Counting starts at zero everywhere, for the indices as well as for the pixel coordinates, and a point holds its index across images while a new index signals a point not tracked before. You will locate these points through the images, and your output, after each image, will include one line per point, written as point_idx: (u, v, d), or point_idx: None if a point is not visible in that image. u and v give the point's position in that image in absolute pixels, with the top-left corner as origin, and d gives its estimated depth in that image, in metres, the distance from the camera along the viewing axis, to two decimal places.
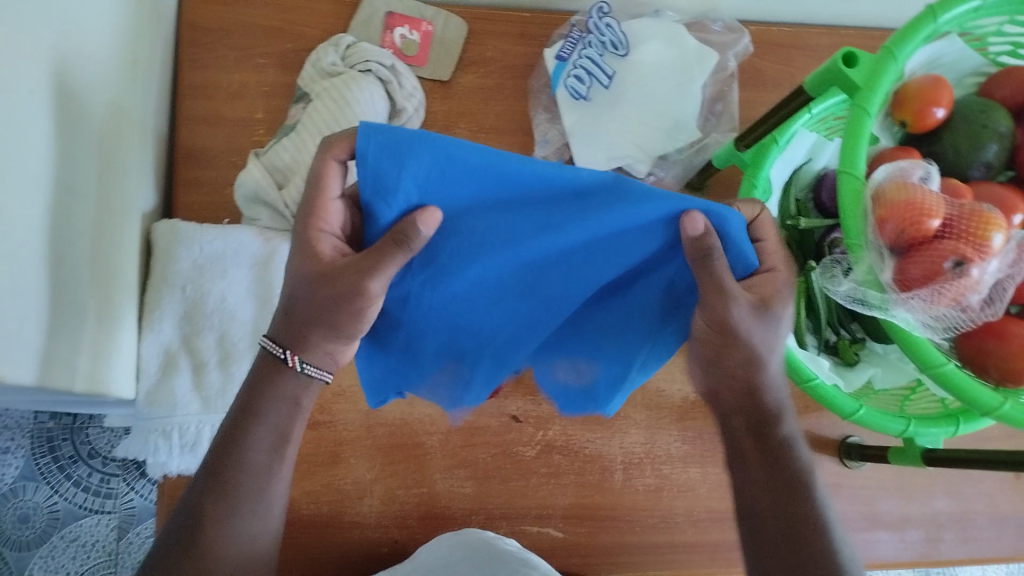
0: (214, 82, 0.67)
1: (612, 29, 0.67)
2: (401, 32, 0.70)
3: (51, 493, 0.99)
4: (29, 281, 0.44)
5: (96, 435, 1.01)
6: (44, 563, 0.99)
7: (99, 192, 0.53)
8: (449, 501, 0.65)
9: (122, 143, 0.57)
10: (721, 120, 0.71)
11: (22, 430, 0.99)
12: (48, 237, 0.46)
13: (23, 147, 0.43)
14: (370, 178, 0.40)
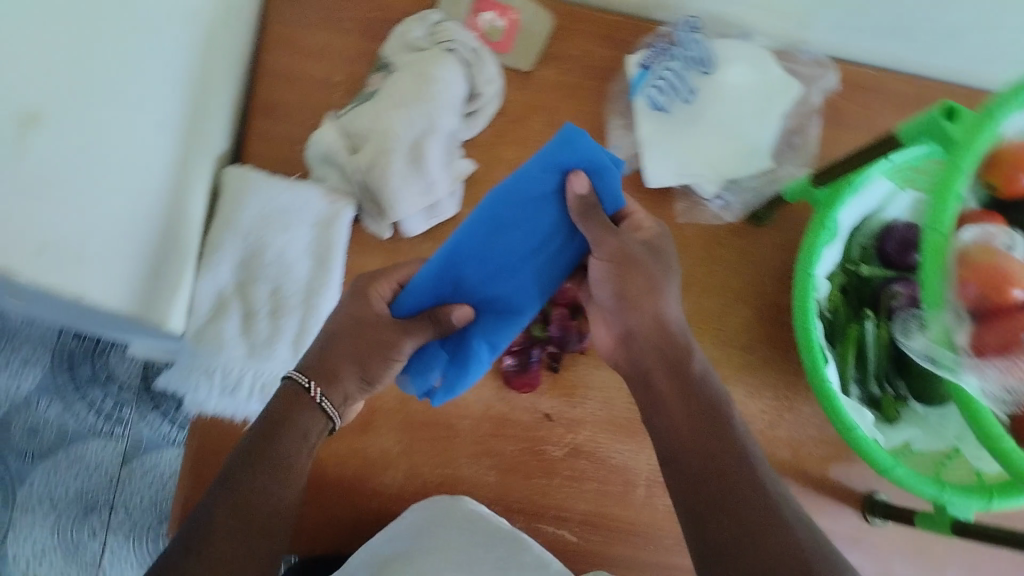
0: (299, 38, 0.67)
1: (699, 45, 0.66)
2: (487, 17, 0.69)
3: (63, 410, 1.03)
4: (118, 210, 0.44)
5: (116, 362, 1.04)
6: (47, 477, 1.03)
7: (185, 128, 0.53)
8: (471, 487, 0.65)
9: (211, 82, 0.57)
10: (798, 154, 0.69)
11: (43, 344, 1.03)
12: (139, 167, 0.46)
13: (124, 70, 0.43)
14: (576, 149, 0.49)
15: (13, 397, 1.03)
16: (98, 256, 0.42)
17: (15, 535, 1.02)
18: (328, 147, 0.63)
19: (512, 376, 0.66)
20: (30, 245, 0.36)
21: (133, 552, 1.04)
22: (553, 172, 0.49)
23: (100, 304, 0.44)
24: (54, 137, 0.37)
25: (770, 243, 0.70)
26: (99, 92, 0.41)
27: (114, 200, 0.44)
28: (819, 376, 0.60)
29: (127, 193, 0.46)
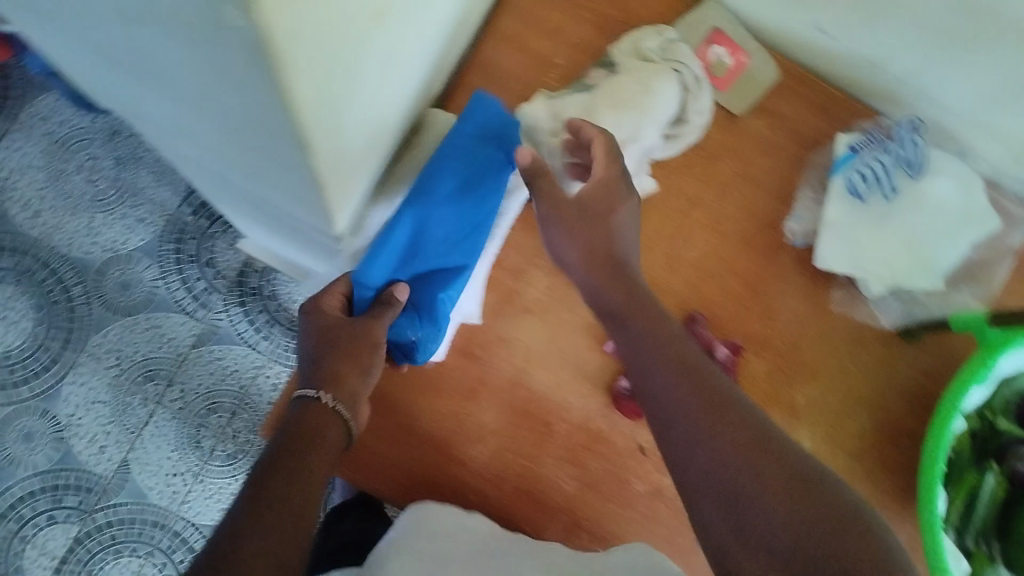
0: (535, 12, 0.68)
1: (915, 148, 0.63)
2: (718, 50, 0.68)
3: (160, 276, 1.07)
4: (377, 113, 0.44)
5: (221, 249, 1.08)
6: (121, 333, 1.06)
7: (432, 56, 0.53)
8: (548, 489, 0.65)
9: (456, 29, 0.58)
10: (976, 287, 0.67)
11: (162, 211, 1.09)
12: (400, 81, 0.47)
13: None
14: (495, 119, 0.59)
15: (119, 249, 1.07)
16: (351, 156, 0.42)
17: (74, 376, 1.05)
18: (532, 121, 0.63)
19: (623, 400, 0.65)
20: (335, 143, 0.37)
21: (174, 431, 1.05)
22: (488, 144, 0.59)
23: (334, 203, 0.45)
24: (391, 39, 0.38)
25: (910, 361, 0.68)
26: (419, 5, 0.41)
27: (379, 105, 0.44)
28: (928, 509, 0.59)
29: (388, 110, 0.47)
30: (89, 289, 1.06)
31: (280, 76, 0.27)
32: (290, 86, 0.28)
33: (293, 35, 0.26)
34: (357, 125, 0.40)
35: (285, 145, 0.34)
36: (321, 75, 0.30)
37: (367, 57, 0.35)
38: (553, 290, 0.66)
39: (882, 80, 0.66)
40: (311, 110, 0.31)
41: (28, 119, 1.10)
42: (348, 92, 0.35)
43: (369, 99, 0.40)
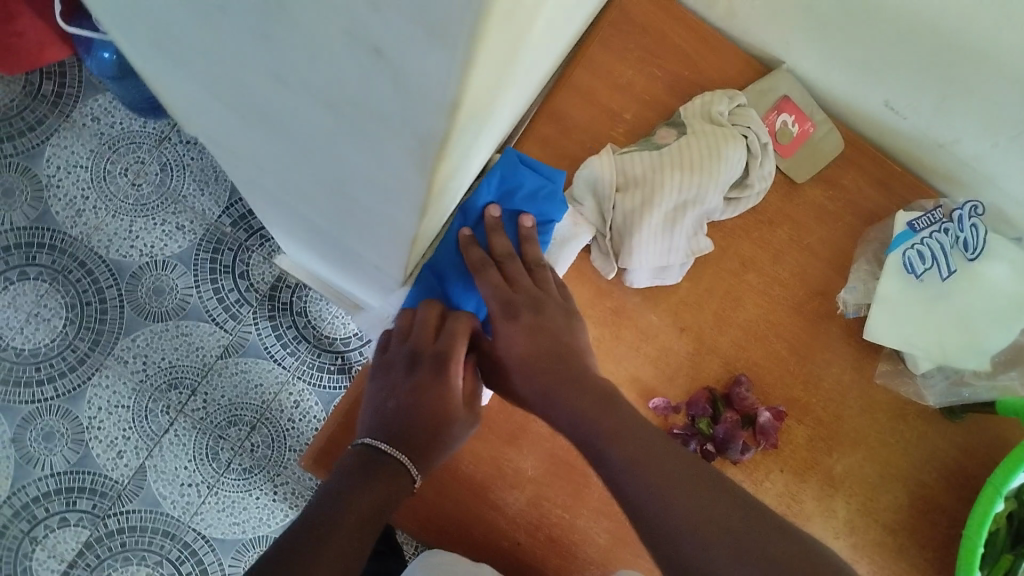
0: (609, 66, 0.69)
1: (974, 231, 0.65)
2: (784, 118, 0.69)
3: (193, 284, 1.08)
4: (471, 168, 0.45)
5: (256, 262, 1.09)
6: (150, 338, 1.06)
7: (520, 110, 0.53)
8: (580, 541, 0.65)
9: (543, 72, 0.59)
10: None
11: (201, 220, 1.09)
12: (494, 137, 0.47)
13: (548, 59, 0.45)
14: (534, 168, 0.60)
15: (156, 253, 1.08)
16: (441, 209, 0.42)
17: (99, 378, 1.04)
18: (597, 180, 0.64)
19: None
20: (437, 205, 0.38)
21: (193, 442, 1.05)
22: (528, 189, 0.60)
23: (413, 252, 0.45)
24: (505, 106, 0.39)
25: (951, 439, 0.68)
26: (532, 73, 0.42)
27: (474, 160, 0.44)
28: None
29: (477, 163, 0.47)
30: (122, 292, 1.06)
31: (430, 176, 0.27)
32: (435, 173, 0.28)
33: (455, 144, 0.26)
34: (457, 182, 0.40)
35: (397, 209, 0.35)
36: (455, 163, 0.31)
37: (486, 128, 0.35)
38: (602, 342, 0.67)
39: (949, 161, 0.67)
40: (434, 192, 0.32)
41: (81, 118, 1.09)
42: (462, 163, 0.35)
43: (471, 160, 0.41)
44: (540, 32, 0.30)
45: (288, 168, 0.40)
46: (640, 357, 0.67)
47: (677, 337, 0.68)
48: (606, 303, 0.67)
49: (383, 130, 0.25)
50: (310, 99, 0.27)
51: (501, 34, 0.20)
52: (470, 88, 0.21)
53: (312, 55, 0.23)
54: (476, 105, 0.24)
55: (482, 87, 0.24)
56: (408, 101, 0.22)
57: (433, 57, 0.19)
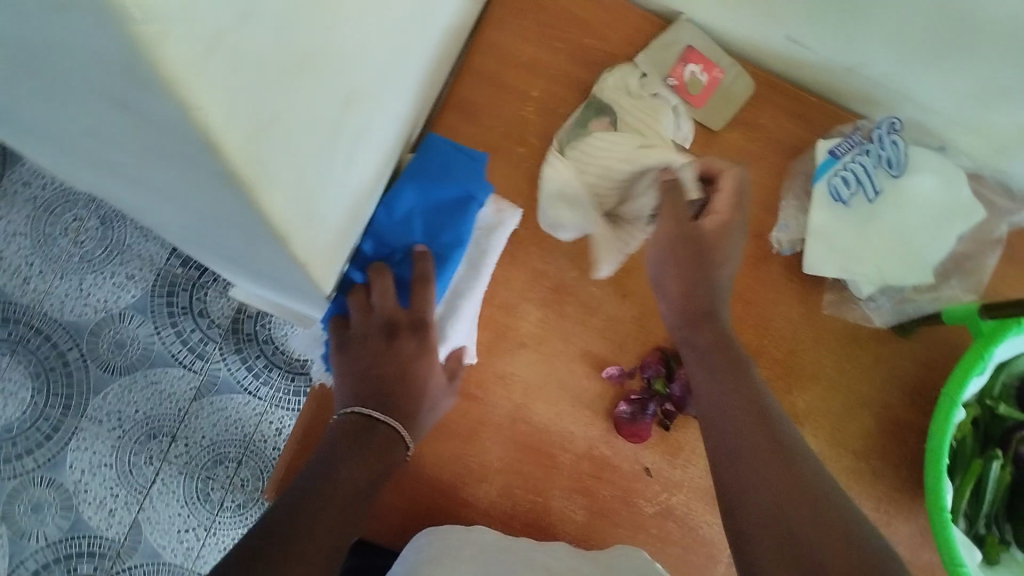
0: (510, 45, 0.68)
1: (896, 147, 0.65)
2: (692, 69, 0.68)
3: (154, 332, 1.06)
4: (357, 185, 0.44)
5: (213, 297, 1.08)
6: (121, 393, 1.05)
7: (411, 110, 0.53)
8: (557, 521, 0.65)
9: (438, 65, 0.58)
10: (967, 277, 0.68)
11: (151, 265, 1.07)
12: (380, 146, 0.46)
13: (413, 67, 0.45)
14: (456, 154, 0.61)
15: (111, 307, 1.06)
16: (333, 229, 0.42)
17: (77, 442, 1.03)
18: (563, 175, 0.65)
19: (623, 423, 0.65)
20: (317, 230, 0.37)
21: (182, 487, 1.05)
22: (454, 172, 0.61)
23: (319, 275, 0.45)
24: (369, 116, 0.38)
25: (908, 356, 0.69)
26: (396, 77, 0.41)
27: (360, 176, 0.44)
28: (938, 506, 0.59)
29: (368, 175, 0.47)
30: (82, 352, 1.05)
31: (257, 210, 0.28)
32: (264, 203, 0.28)
33: (256, 170, 0.25)
34: (341, 206, 0.41)
35: (266, 243, 0.34)
36: (302, 191, 0.31)
37: (342, 145, 0.35)
38: (546, 322, 0.66)
39: (861, 84, 0.67)
40: (296, 226, 0.32)
41: (12, 184, 1.05)
42: (329, 187, 0.36)
43: (350, 176, 0.40)
44: (356, 46, 0.31)
45: (177, 221, 0.40)
46: (587, 330, 0.67)
47: (621, 304, 0.67)
48: (544, 283, 0.67)
49: (192, 176, 0.26)
50: (121, 147, 0.26)
51: (229, 65, 0.21)
52: (206, 110, 0.21)
53: (90, 107, 0.23)
54: (259, 130, 0.24)
55: (260, 107, 0.24)
56: (175, 144, 0.23)
57: (156, 96, 0.20)
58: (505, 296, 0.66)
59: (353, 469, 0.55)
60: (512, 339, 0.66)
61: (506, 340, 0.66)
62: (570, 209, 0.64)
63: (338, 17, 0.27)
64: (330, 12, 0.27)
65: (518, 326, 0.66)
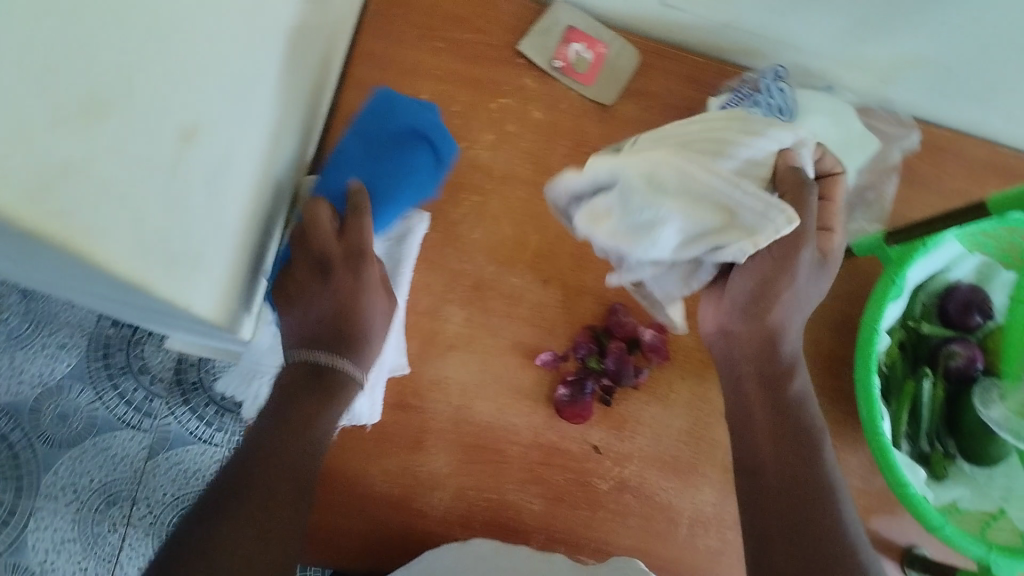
0: (390, 53, 0.67)
1: (783, 93, 0.65)
2: (577, 48, 0.68)
3: (95, 398, 0.98)
4: (233, 218, 0.42)
5: (151, 352, 1.00)
6: (71, 465, 0.97)
7: (285, 133, 0.51)
8: (516, 515, 0.65)
9: (311, 82, 0.57)
10: (871, 209, 0.69)
11: (81, 329, 0.99)
12: (252, 173, 0.45)
13: (268, 96, 0.45)
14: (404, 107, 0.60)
15: (44, 380, 0.98)
16: (214, 264, 0.40)
17: (36, 522, 0.96)
18: (620, 161, 0.48)
19: (564, 406, 0.65)
20: (190, 271, 0.36)
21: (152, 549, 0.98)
22: (400, 126, 0.59)
23: (214, 316, 0.43)
24: (219, 146, 0.37)
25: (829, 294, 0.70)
26: (243, 101, 0.40)
27: (234, 205, 0.42)
28: (876, 434, 0.60)
29: (248, 205, 0.45)
30: (21, 429, 0.97)
31: (88, 263, 0.26)
32: (96, 254, 0.27)
33: (64, 223, 0.24)
34: (218, 246, 0.41)
35: (131, 293, 0.33)
36: (155, 238, 0.31)
37: (189, 180, 0.34)
38: (472, 320, 0.66)
39: (741, 37, 0.68)
40: (164, 274, 0.32)
41: None
42: (194, 228, 0.35)
43: (216, 210, 0.39)
44: (172, 81, 0.30)
45: (58, 284, 0.39)
46: (514, 321, 0.67)
47: (543, 290, 0.68)
48: (464, 282, 0.67)
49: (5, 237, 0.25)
50: None
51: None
52: None
53: None
54: (53, 180, 0.23)
55: (47, 159, 0.23)
56: None
57: None
58: (426, 301, 0.66)
59: (304, 411, 0.52)
60: (440, 342, 0.66)
61: (435, 345, 0.66)
62: (661, 197, 0.46)
63: (138, 61, 0.27)
64: (124, 48, 0.26)
65: (444, 329, 0.66)
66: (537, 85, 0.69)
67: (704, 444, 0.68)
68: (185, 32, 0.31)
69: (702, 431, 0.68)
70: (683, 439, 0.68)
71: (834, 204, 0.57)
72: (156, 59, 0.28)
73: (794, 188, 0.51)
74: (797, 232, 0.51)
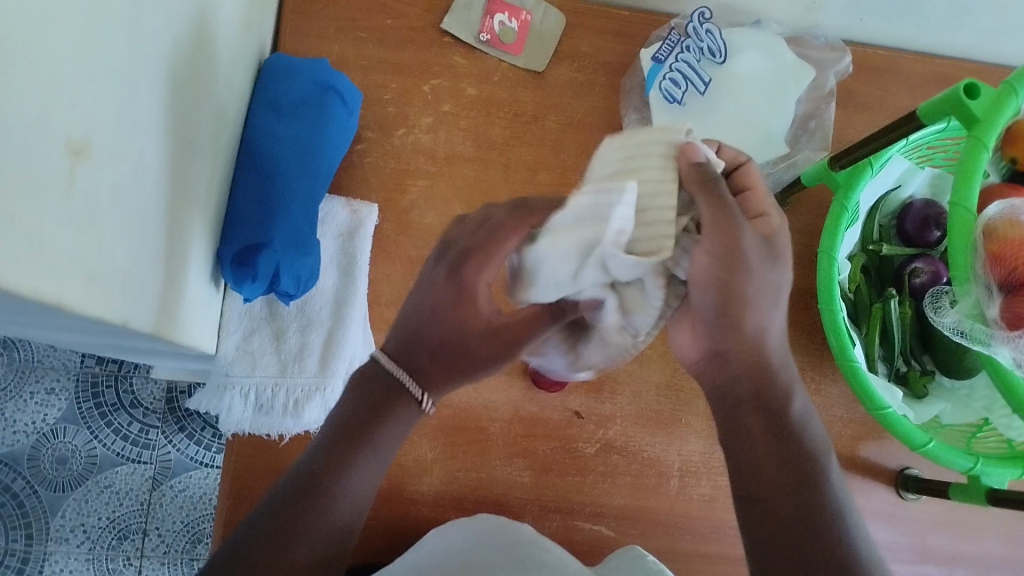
0: (313, 52, 0.67)
1: (712, 35, 0.66)
2: (500, 19, 0.69)
3: (91, 437, 0.96)
4: (156, 229, 0.43)
5: (140, 384, 0.98)
6: (78, 506, 0.94)
7: (211, 139, 0.51)
8: (506, 490, 0.65)
9: (237, 85, 0.57)
10: (813, 138, 0.69)
11: (67, 372, 0.97)
12: (175, 181, 0.45)
13: (185, 105, 0.45)
14: (294, 64, 0.62)
15: (35, 429, 0.95)
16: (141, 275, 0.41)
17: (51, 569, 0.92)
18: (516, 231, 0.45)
19: (541, 377, 0.65)
20: (102, 285, 0.36)
21: None
22: (300, 80, 0.61)
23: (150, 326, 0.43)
24: (121, 156, 0.37)
25: None
26: (149, 111, 0.40)
27: (155, 215, 0.42)
28: (847, 357, 0.61)
29: (174, 214, 0.45)
30: (23, 477, 0.93)
31: None
32: None
33: None
34: (145, 257, 0.41)
35: (40, 306, 0.33)
36: (62, 257, 0.32)
37: (88, 190, 0.34)
38: None
39: None
40: (77, 288, 0.33)
41: None
42: (109, 241, 0.36)
43: (130, 221, 0.39)
44: (48, 90, 0.30)
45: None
46: None
47: None
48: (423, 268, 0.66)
49: None
50: None
51: None
52: None
53: None
54: None
55: None
56: None
57: None
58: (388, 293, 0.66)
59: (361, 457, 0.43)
60: None
61: None
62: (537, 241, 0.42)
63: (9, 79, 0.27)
64: None
65: None
66: (466, 61, 0.69)
67: (684, 394, 0.69)
68: (62, 50, 0.31)
69: (681, 382, 0.69)
70: (662, 392, 0.69)
71: (755, 188, 0.45)
72: (30, 84, 0.29)
73: (704, 191, 0.39)
74: (721, 214, 0.40)
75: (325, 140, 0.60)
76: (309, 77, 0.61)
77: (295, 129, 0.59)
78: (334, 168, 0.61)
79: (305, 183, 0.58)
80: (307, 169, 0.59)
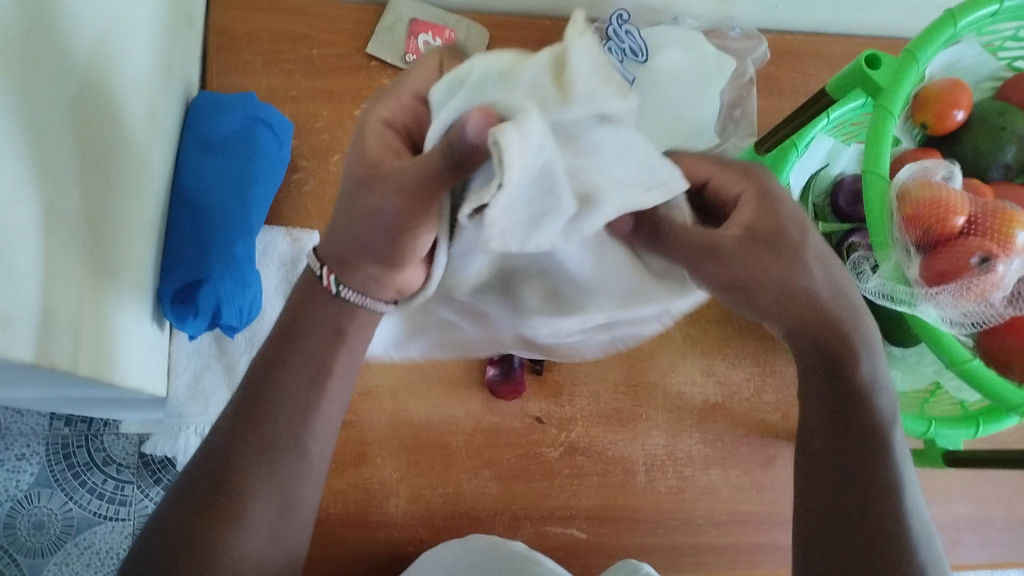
0: (243, 88, 0.68)
1: (632, 36, 0.67)
2: (424, 38, 0.70)
3: (67, 500, 0.93)
4: (55, 269, 0.42)
5: (111, 441, 0.94)
6: (59, 570, 0.91)
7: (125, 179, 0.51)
8: (474, 502, 0.65)
9: (159, 126, 0.57)
10: (740, 125, 0.72)
11: (36, 436, 0.94)
12: (75, 223, 0.45)
13: (78, 143, 0.45)
14: (221, 99, 0.62)
15: (9, 496, 0.92)
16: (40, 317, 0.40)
17: None
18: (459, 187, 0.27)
19: (498, 385, 0.67)
20: None
21: None
22: (228, 115, 0.62)
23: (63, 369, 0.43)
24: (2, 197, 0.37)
25: None
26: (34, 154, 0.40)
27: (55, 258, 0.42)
28: None
29: (80, 256, 0.45)
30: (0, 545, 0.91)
31: None
32: None
33: None
34: (44, 298, 0.41)
35: None
36: None
37: None
38: None
39: None
40: None
41: None
42: None
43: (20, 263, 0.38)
44: None
45: None
46: None
47: None
48: None
49: None
50: None
51: None
52: None
53: None
54: None
55: None
56: None
57: None
58: None
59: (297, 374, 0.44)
60: None
61: None
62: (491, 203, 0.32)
63: None
64: None
65: None
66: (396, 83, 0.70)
67: (642, 389, 0.70)
68: None
69: (637, 377, 0.70)
70: (620, 390, 0.70)
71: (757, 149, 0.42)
72: None
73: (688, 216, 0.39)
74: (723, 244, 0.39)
75: (258, 175, 0.61)
76: (237, 112, 0.62)
77: (227, 169, 0.60)
78: (268, 201, 0.62)
79: (240, 220, 0.59)
80: (239, 205, 0.59)
